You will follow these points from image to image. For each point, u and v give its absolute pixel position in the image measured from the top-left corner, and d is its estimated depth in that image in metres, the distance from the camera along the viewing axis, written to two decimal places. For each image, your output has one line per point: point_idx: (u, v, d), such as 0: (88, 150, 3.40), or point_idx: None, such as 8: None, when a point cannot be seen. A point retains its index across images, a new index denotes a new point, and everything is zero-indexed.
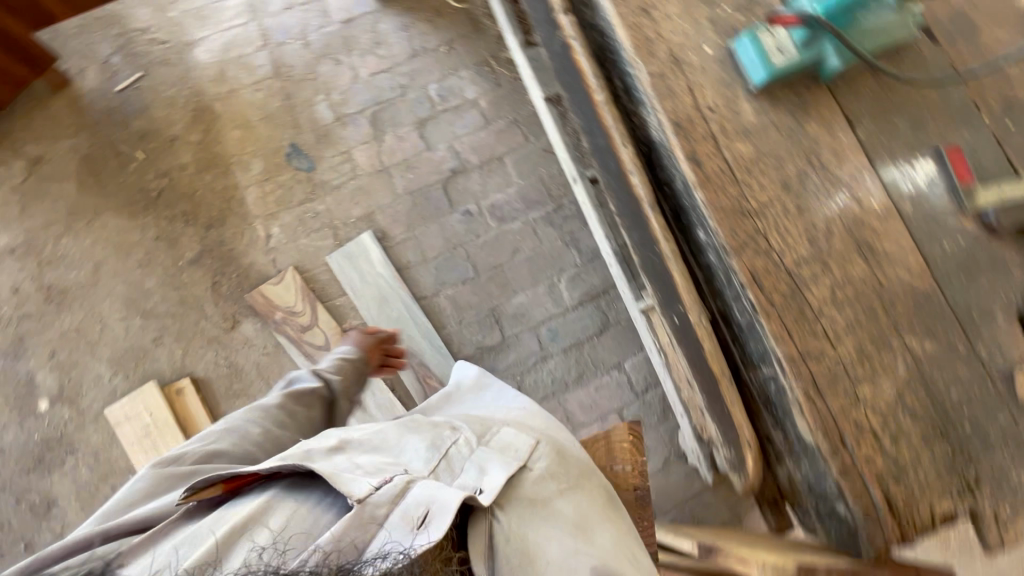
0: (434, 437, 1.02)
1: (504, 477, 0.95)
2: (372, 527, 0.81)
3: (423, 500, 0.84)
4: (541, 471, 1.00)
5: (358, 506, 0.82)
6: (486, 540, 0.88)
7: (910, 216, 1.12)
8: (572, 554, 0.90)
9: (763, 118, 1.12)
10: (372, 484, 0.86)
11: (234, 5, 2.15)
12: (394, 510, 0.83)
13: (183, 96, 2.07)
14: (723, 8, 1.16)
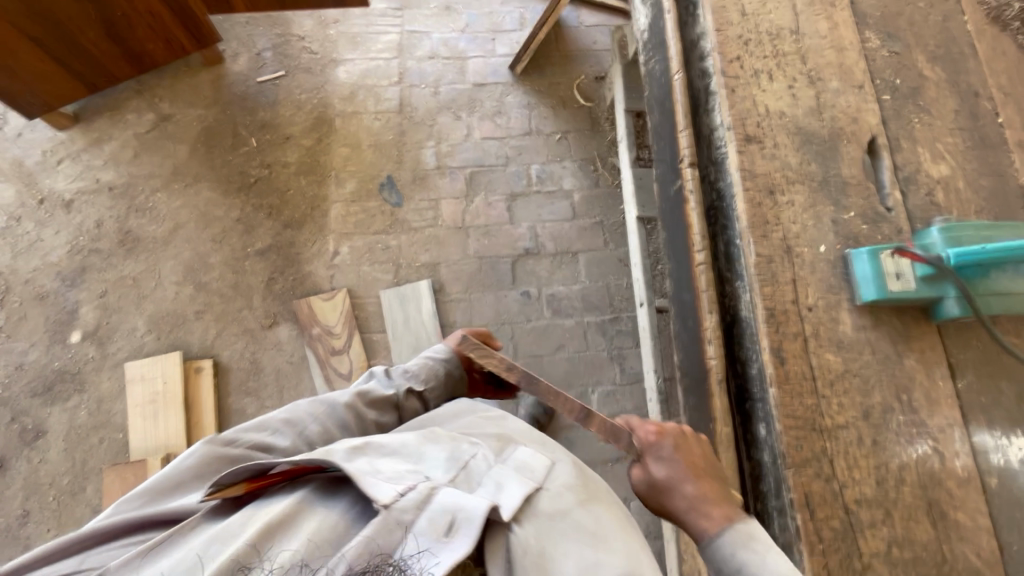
0: (454, 449, 0.96)
1: (521, 493, 0.88)
2: (399, 534, 0.76)
3: (448, 508, 0.79)
4: (556, 491, 0.91)
5: (384, 514, 0.76)
6: (504, 554, 0.80)
7: (996, 492, 1.02)
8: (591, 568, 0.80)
9: (860, 335, 1.07)
10: (395, 492, 0.80)
11: (386, 40, 2.33)
12: (418, 518, 0.78)
13: (311, 104, 2.22)
14: (849, 214, 1.15)
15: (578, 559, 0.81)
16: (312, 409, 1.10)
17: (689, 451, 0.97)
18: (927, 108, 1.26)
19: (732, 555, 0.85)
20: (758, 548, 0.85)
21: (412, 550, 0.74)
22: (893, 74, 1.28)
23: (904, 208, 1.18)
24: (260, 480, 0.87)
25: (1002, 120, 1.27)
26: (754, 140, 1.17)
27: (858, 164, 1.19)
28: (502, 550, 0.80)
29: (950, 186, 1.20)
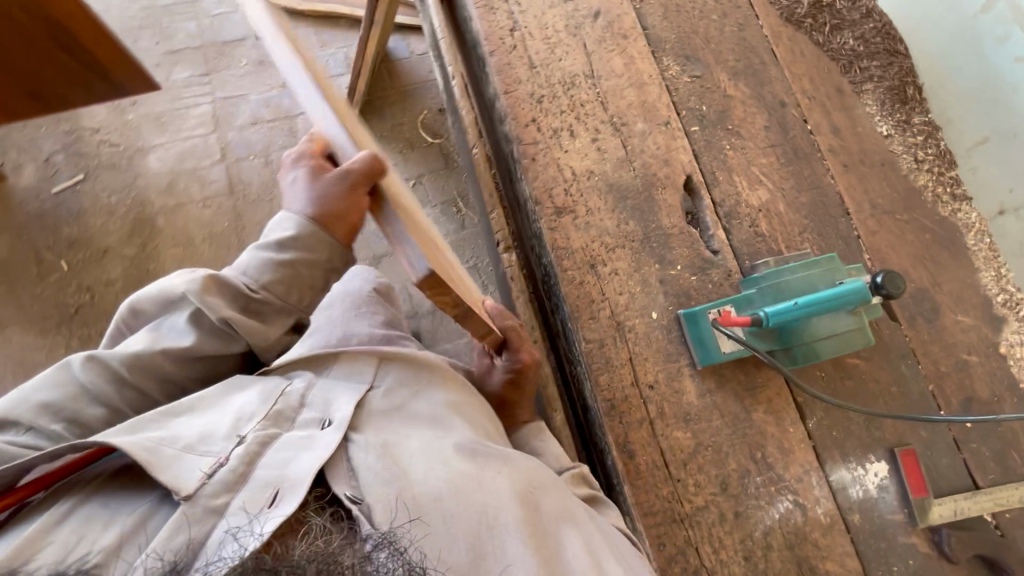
0: (265, 385, 0.86)
1: (351, 402, 0.86)
2: (211, 521, 0.65)
3: (267, 482, 0.70)
4: (385, 389, 0.92)
5: (185, 506, 0.65)
6: (345, 460, 0.77)
7: (860, 527, 1.01)
8: (436, 448, 0.81)
9: (705, 401, 1.02)
10: (204, 473, 0.69)
11: (198, 113, 2.08)
12: (232, 497, 0.68)
13: (125, 205, 1.95)
14: (675, 267, 1.10)
15: (425, 444, 0.83)
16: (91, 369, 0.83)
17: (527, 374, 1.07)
18: (737, 130, 1.22)
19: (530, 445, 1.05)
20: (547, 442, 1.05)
21: (227, 529, 0.64)
22: (697, 101, 1.22)
23: (730, 247, 1.13)
24: (4, 495, 0.67)
25: (811, 127, 1.25)
26: (565, 211, 1.09)
27: (678, 210, 1.13)
28: (342, 460, 0.76)
29: (771, 211, 1.17)
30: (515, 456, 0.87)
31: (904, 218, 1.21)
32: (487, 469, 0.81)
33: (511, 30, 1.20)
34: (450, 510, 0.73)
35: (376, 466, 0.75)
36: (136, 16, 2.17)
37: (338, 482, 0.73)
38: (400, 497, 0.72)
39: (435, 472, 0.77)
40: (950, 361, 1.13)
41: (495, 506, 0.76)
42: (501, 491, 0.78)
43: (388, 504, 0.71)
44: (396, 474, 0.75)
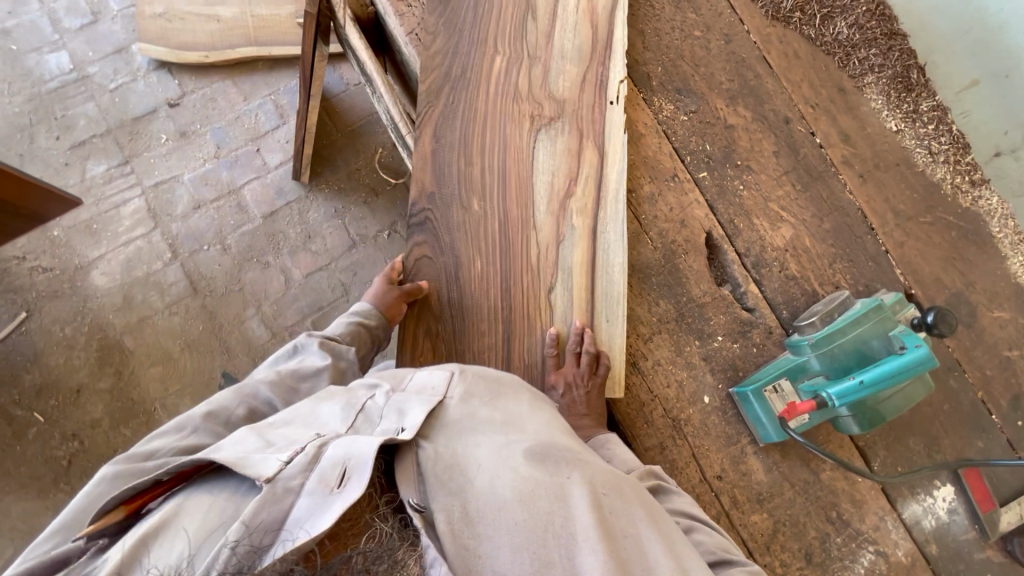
0: (348, 396, 0.86)
1: (423, 411, 0.80)
2: (287, 500, 0.66)
3: (336, 460, 0.69)
4: (462, 396, 0.84)
5: (267, 489, 0.66)
6: (416, 469, 0.74)
7: (938, 556, 1.03)
8: (504, 448, 0.76)
9: (773, 475, 1.00)
10: (281, 460, 0.69)
11: (131, 211, 1.85)
12: (306, 479, 0.67)
13: (83, 334, 1.76)
14: (716, 338, 1.04)
15: (494, 448, 0.76)
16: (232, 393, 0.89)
17: (576, 396, 0.96)
18: (746, 165, 1.12)
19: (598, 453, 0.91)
20: (615, 448, 0.92)
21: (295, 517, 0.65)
22: (699, 141, 1.11)
23: (766, 300, 1.07)
24: (139, 499, 0.70)
25: (820, 139, 1.16)
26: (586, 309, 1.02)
27: (707, 275, 1.06)
28: (410, 466, 0.73)
29: (799, 248, 1.10)
30: (589, 454, 0.79)
31: (929, 220, 1.16)
32: (556, 469, 0.73)
33: None
34: (514, 519, 0.68)
35: (442, 477, 0.73)
36: (22, 110, 1.87)
37: (405, 487, 0.70)
38: (463, 509, 0.70)
39: (501, 482, 0.72)
40: (995, 360, 1.12)
41: (562, 515, 0.68)
42: (570, 497, 0.71)
43: (452, 518, 0.69)
44: (461, 486, 0.72)
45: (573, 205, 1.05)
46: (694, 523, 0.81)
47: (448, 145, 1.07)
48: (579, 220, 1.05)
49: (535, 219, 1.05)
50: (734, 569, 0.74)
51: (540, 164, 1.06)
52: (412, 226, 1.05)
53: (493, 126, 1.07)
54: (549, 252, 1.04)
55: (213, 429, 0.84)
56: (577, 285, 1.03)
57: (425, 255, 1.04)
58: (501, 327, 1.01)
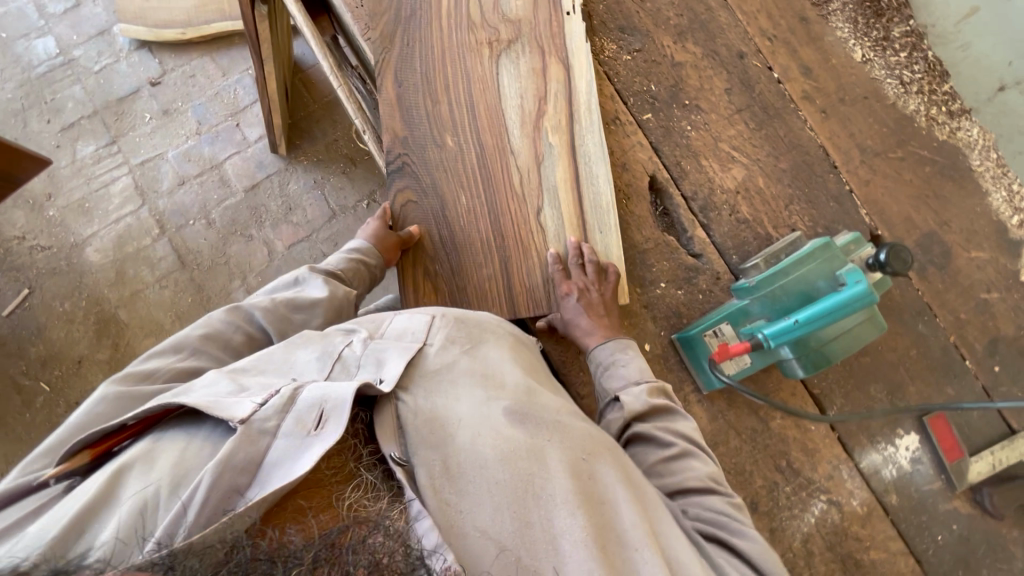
0: (324, 343, 0.80)
1: (402, 363, 0.77)
2: (263, 441, 0.63)
3: (312, 401, 0.66)
4: (442, 344, 0.81)
5: (242, 429, 0.62)
6: (395, 423, 0.72)
7: (898, 507, 0.98)
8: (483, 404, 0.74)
9: (718, 423, 0.97)
10: (254, 402, 0.65)
11: (119, 189, 1.91)
12: (283, 421, 0.64)
13: (82, 308, 1.85)
14: (659, 285, 1.00)
15: (474, 403, 0.74)
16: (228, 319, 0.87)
17: (592, 297, 0.90)
18: (695, 105, 1.06)
19: (607, 356, 0.88)
20: (631, 355, 0.88)
21: (273, 458, 0.62)
22: (643, 81, 1.06)
23: (713, 245, 1.02)
24: (110, 440, 0.66)
25: (778, 74, 1.08)
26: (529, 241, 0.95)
27: (649, 221, 1.02)
28: (391, 420, 0.71)
29: (752, 190, 1.05)
30: (573, 417, 0.76)
31: (899, 155, 1.08)
32: (536, 433, 0.71)
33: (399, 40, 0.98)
34: (495, 478, 0.67)
35: (422, 432, 0.71)
36: (14, 96, 1.94)
37: (388, 441, 0.69)
38: (446, 464, 0.68)
39: (481, 440, 0.70)
40: (970, 302, 1.05)
41: (540, 476, 0.67)
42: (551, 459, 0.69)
43: (434, 472, 0.67)
44: (441, 441, 0.70)
45: (547, 124, 0.98)
46: (692, 448, 0.77)
47: (412, 89, 0.97)
48: (555, 138, 0.98)
49: (510, 142, 0.97)
50: (714, 496, 0.73)
51: (506, 90, 0.99)
52: (391, 173, 0.95)
53: (452, 61, 0.99)
54: (531, 177, 0.97)
55: (208, 357, 0.83)
56: (566, 203, 0.97)
57: (409, 199, 0.95)
58: (499, 250, 0.94)
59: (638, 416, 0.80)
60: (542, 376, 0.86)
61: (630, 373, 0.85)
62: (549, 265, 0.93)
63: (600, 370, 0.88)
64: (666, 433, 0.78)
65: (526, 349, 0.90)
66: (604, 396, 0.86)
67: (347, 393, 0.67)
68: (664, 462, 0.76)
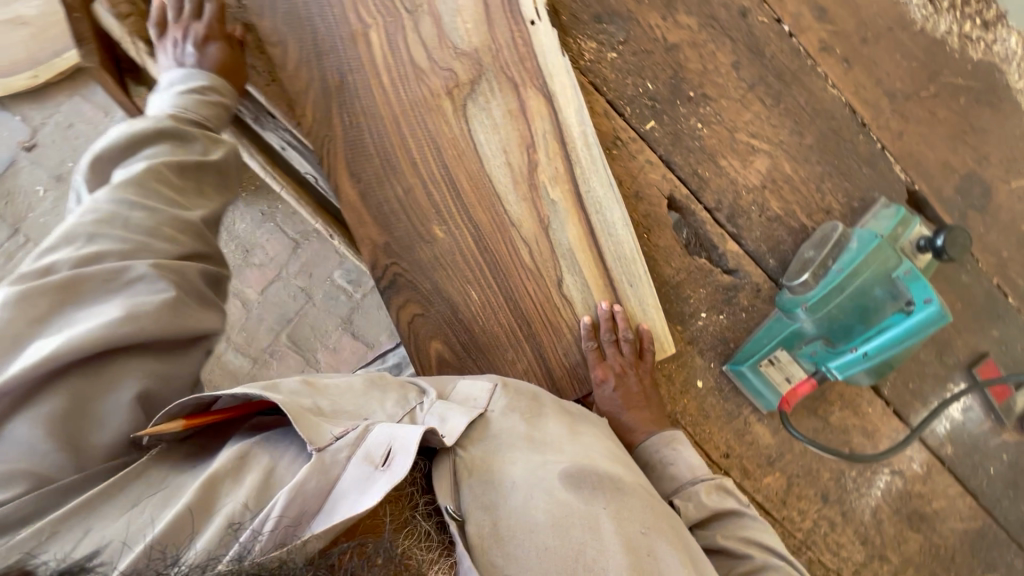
0: (400, 390, 0.74)
1: (465, 421, 0.70)
2: (334, 471, 0.55)
3: (384, 434, 0.59)
4: (503, 409, 0.75)
5: (316, 456, 0.55)
6: (451, 480, 0.66)
7: (954, 455, 1.02)
8: (538, 468, 0.67)
9: (781, 434, 0.96)
10: (336, 429, 0.59)
11: None
12: (355, 451, 0.57)
13: None
14: (700, 315, 0.93)
15: (529, 466, 0.68)
16: (115, 197, 0.60)
17: (630, 383, 0.85)
18: (702, 94, 0.89)
19: (658, 454, 0.84)
20: (681, 449, 0.84)
21: (341, 485, 0.54)
22: (637, 82, 0.88)
23: (748, 256, 0.93)
24: (202, 415, 0.58)
25: (789, 26, 0.91)
26: (557, 321, 0.85)
27: (677, 249, 0.91)
28: (449, 475, 0.65)
29: (779, 179, 0.92)
30: (637, 481, 0.71)
31: (931, 92, 0.94)
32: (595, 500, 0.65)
33: (342, 119, 0.78)
34: (543, 543, 0.60)
35: (474, 491, 0.65)
36: None
37: (444, 493, 0.63)
38: (495, 525, 0.63)
39: (534, 503, 0.64)
40: (1012, 236, 0.99)
41: (595, 546, 0.60)
42: (608, 528, 0.62)
43: (484, 532, 0.62)
44: (495, 505, 0.64)
45: (543, 178, 0.82)
46: (771, 559, 0.73)
47: (375, 180, 0.79)
48: (557, 191, 0.83)
49: (508, 213, 0.82)
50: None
51: (485, 148, 0.81)
52: (384, 289, 0.81)
53: (410, 129, 0.79)
54: (540, 245, 0.84)
55: (113, 239, 0.58)
56: (586, 266, 0.85)
57: (415, 313, 0.82)
58: (528, 341, 0.85)
59: (699, 522, 0.78)
60: (609, 439, 0.79)
61: (685, 469, 0.82)
62: (585, 354, 0.85)
63: (651, 471, 0.84)
64: (738, 542, 0.75)
65: (590, 415, 0.83)
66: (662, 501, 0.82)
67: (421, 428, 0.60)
68: None
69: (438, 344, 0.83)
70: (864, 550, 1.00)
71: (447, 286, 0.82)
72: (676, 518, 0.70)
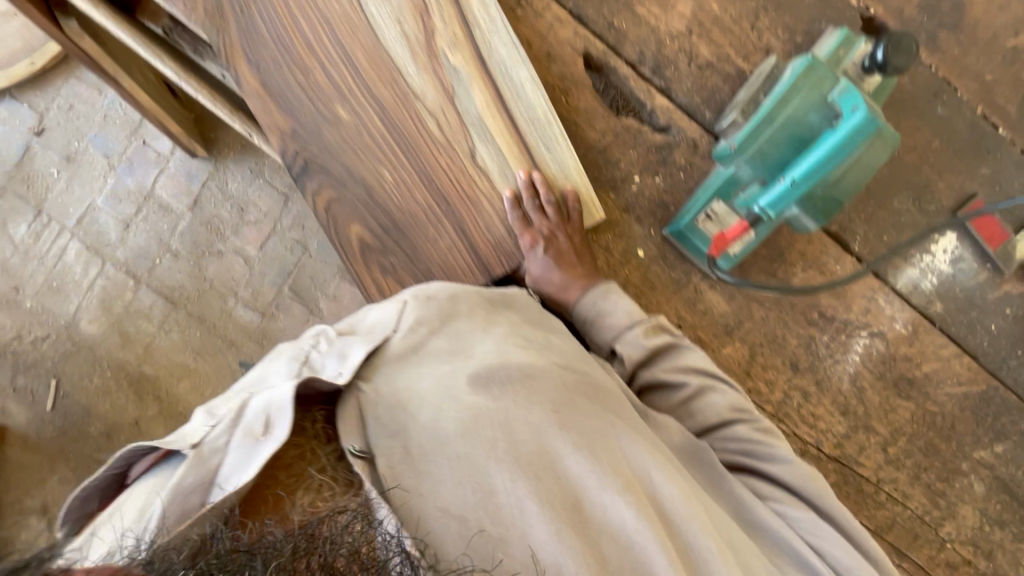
0: (293, 348, 0.69)
1: (363, 353, 0.67)
2: (212, 458, 0.56)
3: (255, 406, 0.58)
4: (409, 326, 0.71)
5: (192, 452, 0.56)
6: (357, 416, 0.63)
7: (945, 313, 0.92)
8: (444, 375, 0.67)
9: (737, 301, 0.90)
10: (209, 424, 0.59)
11: (74, 256, 1.81)
12: (232, 434, 0.57)
13: (111, 377, 1.84)
14: (634, 179, 0.88)
15: (438, 376, 0.67)
16: None
17: (560, 243, 0.83)
18: None
19: (593, 307, 0.83)
20: (616, 300, 0.83)
21: (227, 469, 0.55)
22: None
23: (680, 109, 0.86)
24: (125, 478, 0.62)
25: None
26: (475, 194, 0.83)
27: (600, 110, 0.86)
28: (351, 411, 0.62)
29: (705, 22, 0.85)
30: (547, 361, 0.71)
31: None
32: (504, 397, 0.66)
33: (234, 7, 0.79)
34: (456, 453, 0.60)
35: (379, 416, 0.62)
36: None
37: (346, 434, 0.60)
38: (405, 450, 0.61)
39: (444, 413, 0.63)
40: (995, 55, 0.88)
41: (504, 439, 0.62)
42: (517, 422, 0.64)
43: (394, 460, 0.60)
44: (401, 428, 0.62)
45: (442, 45, 0.80)
46: (709, 382, 0.81)
47: (273, 67, 0.80)
48: (458, 58, 0.81)
49: (409, 86, 0.81)
50: (738, 425, 0.78)
51: (378, 20, 0.80)
52: (298, 177, 0.82)
53: (301, 9, 0.79)
54: (448, 117, 0.81)
55: None
56: (499, 134, 0.82)
57: (331, 198, 0.82)
58: (449, 217, 0.83)
59: (642, 362, 0.82)
60: (529, 321, 0.79)
61: (619, 321, 0.82)
62: (511, 220, 0.83)
63: (587, 323, 0.84)
64: (680, 372, 0.81)
65: (516, 302, 0.81)
66: (602, 348, 0.85)
67: (292, 388, 0.57)
68: (686, 402, 0.81)
69: (357, 227, 0.83)
70: (846, 419, 0.93)
71: (359, 167, 0.82)
72: (596, 385, 0.74)
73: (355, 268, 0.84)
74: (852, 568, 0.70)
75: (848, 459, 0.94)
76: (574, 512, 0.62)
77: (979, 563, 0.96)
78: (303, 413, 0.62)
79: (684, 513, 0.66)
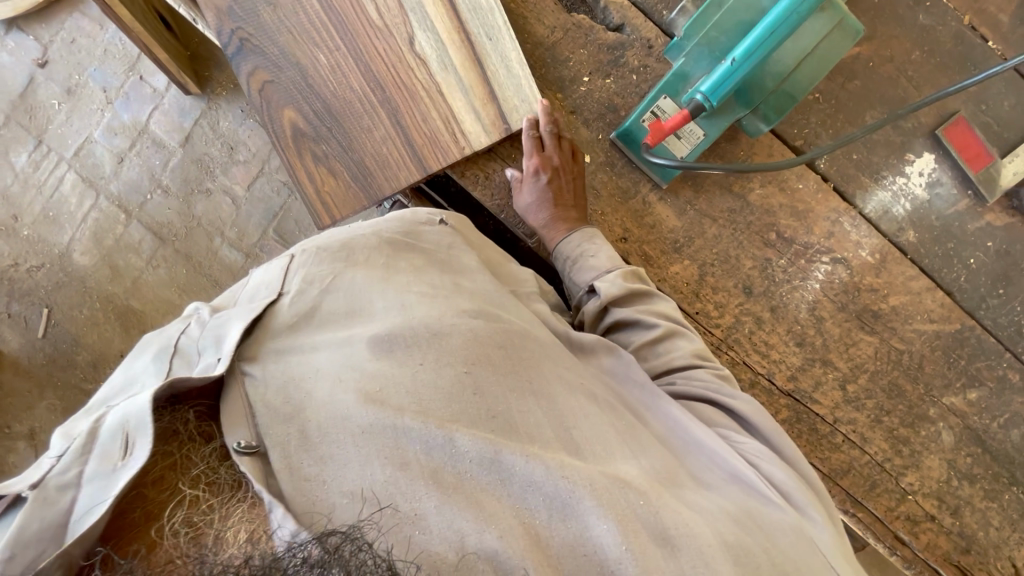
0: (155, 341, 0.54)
1: (247, 330, 0.53)
2: (58, 497, 0.40)
3: (105, 422, 0.43)
4: (298, 289, 0.58)
5: (33, 494, 0.40)
6: (243, 405, 0.48)
7: (917, 244, 0.86)
8: (345, 343, 0.54)
9: (689, 216, 0.85)
10: (54, 456, 0.43)
11: (69, 185, 1.71)
12: (86, 464, 0.41)
13: (99, 308, 1.68)
14: (584, 79, 0.83)
15: (336, 346, 0.54)
16: None
17: (562, 183, 0.80)
18: None
19: (576, 247, 0.78)
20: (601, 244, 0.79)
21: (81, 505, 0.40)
22: None
23: (634, 8, 0.83)
24: None
25: None
26: (412, 83, 0.80)
27: (550, 6, 0.83)
28: (235, 405, 0.47)
29: None
30: (455, 313, 0.58)
31: None
32: (410, 361, 0.53)
33: None
34: (358, 429, 0.47)
35: (270, 393, 0.49)
36: None
37: (230, 428, 0.46)
38: (303, 434, 0.47)
39: (344, 386, 0.50)
40: None
41: (412, 409, 0.49)
42: (419, 389, 0.51)
43: (290, 450, 0.46)
44: (296, 410, 0.48)
45: None
46: (676, 328, 0.70)
47: None
48: None
49: None
50: (700, 369, 0.66)
51: None
52: (233, 58, 0.80)
53: None
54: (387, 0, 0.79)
55: None
56: (438, 20, 0.79)
57: (265, 80, 0.80)
58: (384, 106, 0.81)
59: (614, 300, 0.72)
60: (435, 265, 0.67)
61: (601, 262, 0.76)
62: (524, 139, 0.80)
63: (569, 264, 0.78)
64: (649, 315, 0.71)
65: (423, 243, 0.70)
66: (578, 290, 0.77)
67: (152, 396, 0.43)
68: (650, 346, 0.69)
69: (290, 112, 0.81)
70: (802, 351, 0.87)
71: (295, 49, 0.80)
72: (515, 333, 0.59)
73: (287, 154, 0.82)
74: (791, 488, 0.57)
75: (803, 396, 0.87)
76: (484, 471, 0.48)
77: (944, 522, 0.88)
78: (168, 416, 0.46)
79: (613, 467, 0.51)
